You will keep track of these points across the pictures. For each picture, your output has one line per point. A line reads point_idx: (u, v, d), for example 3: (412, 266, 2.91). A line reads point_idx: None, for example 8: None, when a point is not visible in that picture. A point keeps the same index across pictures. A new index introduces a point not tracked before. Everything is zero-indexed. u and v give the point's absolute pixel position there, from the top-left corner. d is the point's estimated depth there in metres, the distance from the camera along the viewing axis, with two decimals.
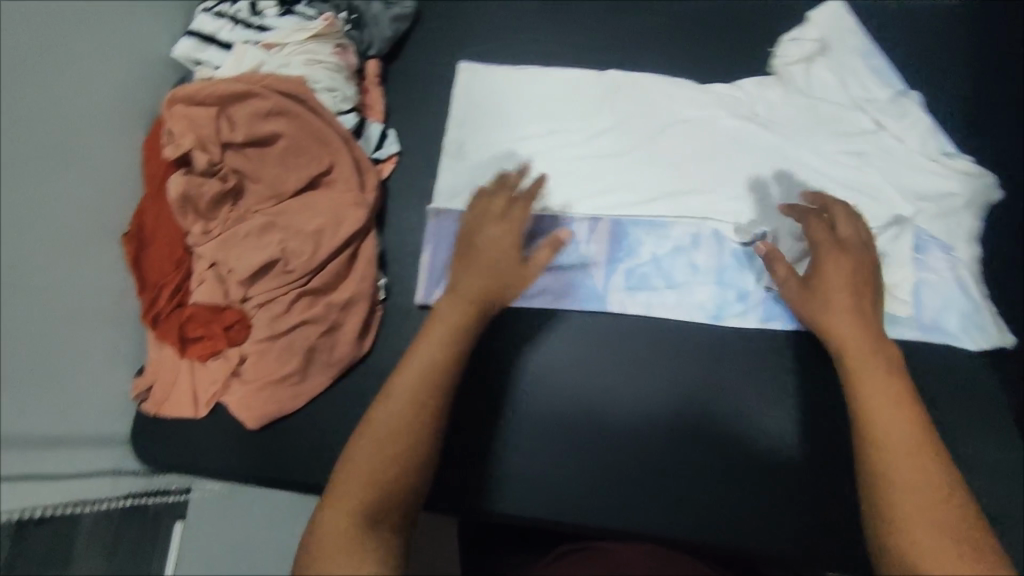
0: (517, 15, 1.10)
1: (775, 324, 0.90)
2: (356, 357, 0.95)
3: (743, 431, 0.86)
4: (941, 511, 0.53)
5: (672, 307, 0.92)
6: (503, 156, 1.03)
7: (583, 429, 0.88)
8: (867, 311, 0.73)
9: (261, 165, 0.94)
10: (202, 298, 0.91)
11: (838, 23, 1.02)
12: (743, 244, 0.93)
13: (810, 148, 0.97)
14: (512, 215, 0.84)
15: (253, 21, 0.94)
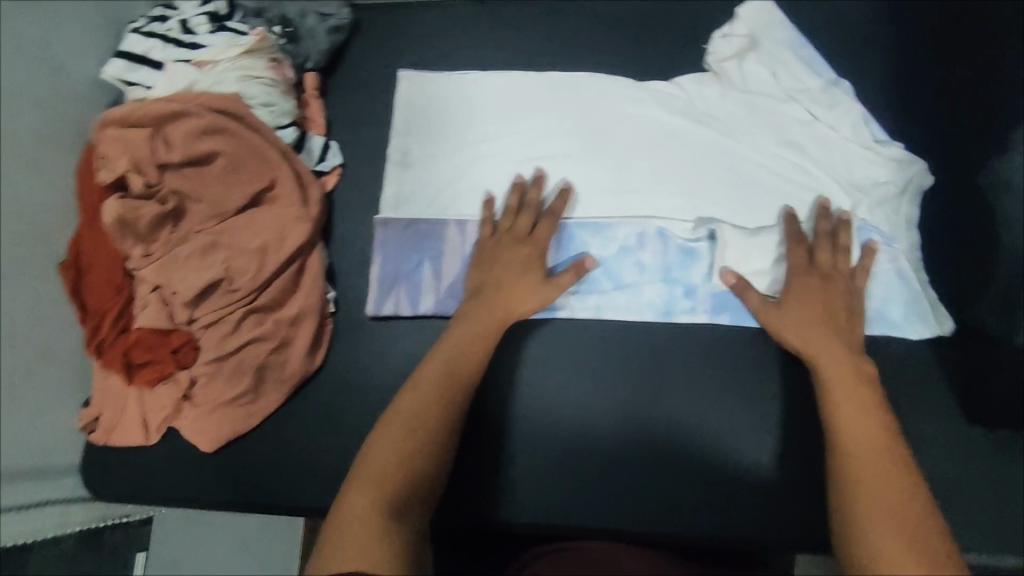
0: (467, 16, 0.95)
1: (722, 319, 0.80)
2: (310, 372, 0.83)
3: (726, 431, 0.78)
4: (875, 436, 0.60)
5: (621, 310, 0.82)
6: (455, 167, 0.88)
7: (575, 431, 0.79)
8: (829, 300, 0.73)
9: (200, 185, 0.82)
10: (146, 323, 0.80)
11: (764, 14, 0.88)
12: (690, 241, 0.82)
13: (746, 142, 0.85)
14: (537, 233, 0.79)
15: (184, 39, 0.85)
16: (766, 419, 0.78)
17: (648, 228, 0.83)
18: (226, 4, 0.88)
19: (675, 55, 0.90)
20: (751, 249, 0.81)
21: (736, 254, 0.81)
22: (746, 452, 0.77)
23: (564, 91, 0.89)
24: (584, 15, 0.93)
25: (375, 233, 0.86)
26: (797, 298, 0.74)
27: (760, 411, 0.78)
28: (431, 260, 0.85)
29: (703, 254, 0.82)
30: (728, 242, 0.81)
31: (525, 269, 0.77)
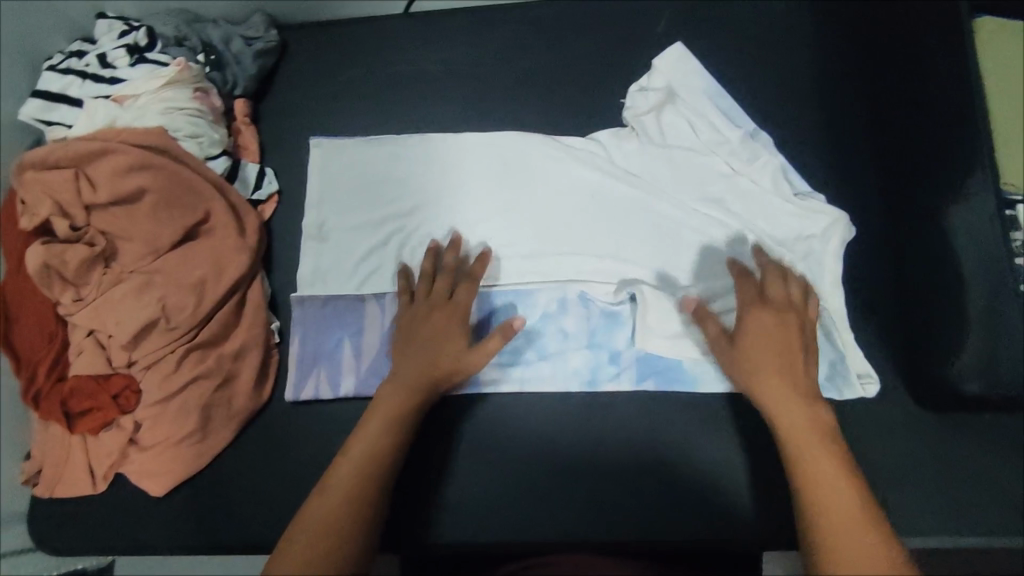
0: (397, 34, 0.94)
1: (647, 386, 0.79)
2: (258, 406, 0.81)
3: (679, 452, 0.77)
4: (848, 502, 0.55)
5: (545, 382, 0.80)
6: (380, 225, 0.86)
7: (531, 459, 0.78)
8: (785, 334, 0.66)
9: (130, 223, 0.79)
10: (83, 369, 0.77)
11: (679, 63, 0.86)
12: (611, 305, 0.81)
13: (667, 199, 0.83)
14: (456, 297, 0.76)
15: (104, 73, 0.83)
16: (714, 410, 0.78)
17: (569, 292, 0.82)
18: (145, 34, 0.85)
19: (609, 60, 0.90)
20: (672, 309, 0.79)
21: (657, 315, 0.79)
22: (698, 440, 0.78)
23: (488, 141, 0.87)
24: (516, 25, 0.92)
25: (293, 312, 0.84)
26: (751, 335, 0.67)
27: (710, 403, 0.79)
28: (351, 337, 0.82)
29: (625, 317, 0.81)
30: (647, 306, 0.79)
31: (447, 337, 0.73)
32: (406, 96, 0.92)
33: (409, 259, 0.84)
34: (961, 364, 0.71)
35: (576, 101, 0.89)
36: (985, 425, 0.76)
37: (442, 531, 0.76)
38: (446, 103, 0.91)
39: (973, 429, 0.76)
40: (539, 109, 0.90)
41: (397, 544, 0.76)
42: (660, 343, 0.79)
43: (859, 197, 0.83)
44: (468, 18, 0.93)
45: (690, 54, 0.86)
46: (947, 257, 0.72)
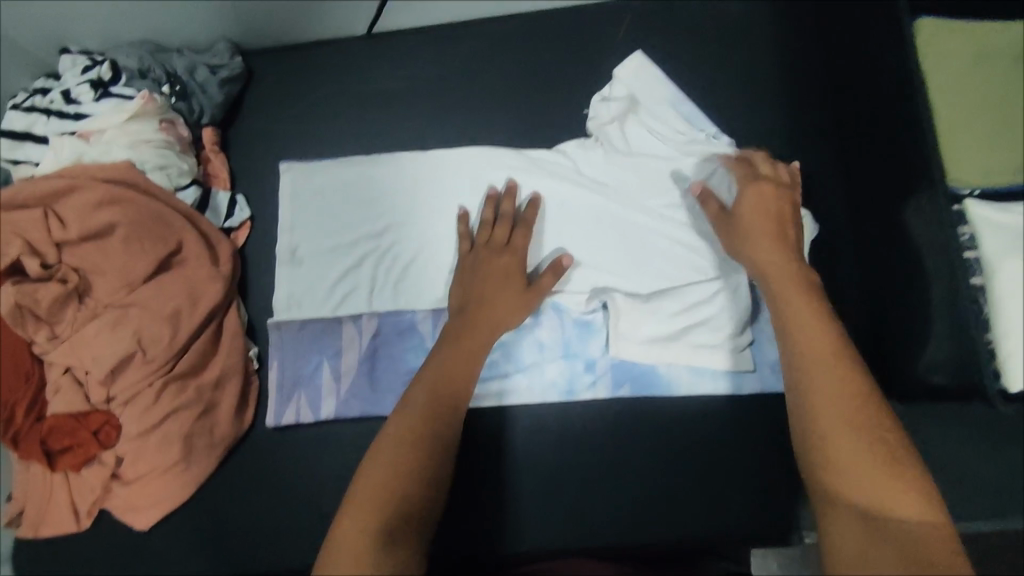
0: (361, 53, 0.95)
1: (622, 392, 0.80)
2: (239, 435, 0.82)
3: (709, 443, 0.80)
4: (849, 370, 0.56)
5: (524, 395, 0.81)
6: (353, 245, 0.86)
7: (578, 462, 0.80)
8: (775, 208, 0.73)
9: (102, 258, 0.80)
10: (61, 406, 0.77)
11: (639, 72, 0.87)
12: (584, 313, 0.82)
13: (635, 206, 0.84)
14: (513, 242, 0.80)
15: (69, 109, 0.83)
16: (688, 409, 0.81)
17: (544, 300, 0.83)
18: (109, 68, 0.84)
19: (572, 72, 0.92)
20: (643, 317, 0.80)
21: (628, 322, 0.80)
22: (676, 438, 0.80)
23: (457, 156, 0.88)
24: (479, 39, 0.94)
25: (271, 337, 0.84)
26: (751, 204, 0.74)
27: (685, 402, 0.81)
28: (329, 360, 0.83)
29: (598, 325, 0.82)
30: (620, 313, 0.80)
31: (506, 281, 0.77)
32: (375, 115, 0.93)
33: (382, 276, 0.85)
34: (930, 357, 0.74)
35: (543, 113, 0.91)
36: (955, 413, 0.78)
37: (522, 539, 0.78)
38: (414, 120, 0.92)
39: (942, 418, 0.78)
40: (508, 121, 0.91)
41: (463, 552, 0.78)
42: (634, 350, 0.80)
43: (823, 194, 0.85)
44: (430, 34, 0.94)
45: (651, 63, 0.87)
46: (914, 253, 0.76)
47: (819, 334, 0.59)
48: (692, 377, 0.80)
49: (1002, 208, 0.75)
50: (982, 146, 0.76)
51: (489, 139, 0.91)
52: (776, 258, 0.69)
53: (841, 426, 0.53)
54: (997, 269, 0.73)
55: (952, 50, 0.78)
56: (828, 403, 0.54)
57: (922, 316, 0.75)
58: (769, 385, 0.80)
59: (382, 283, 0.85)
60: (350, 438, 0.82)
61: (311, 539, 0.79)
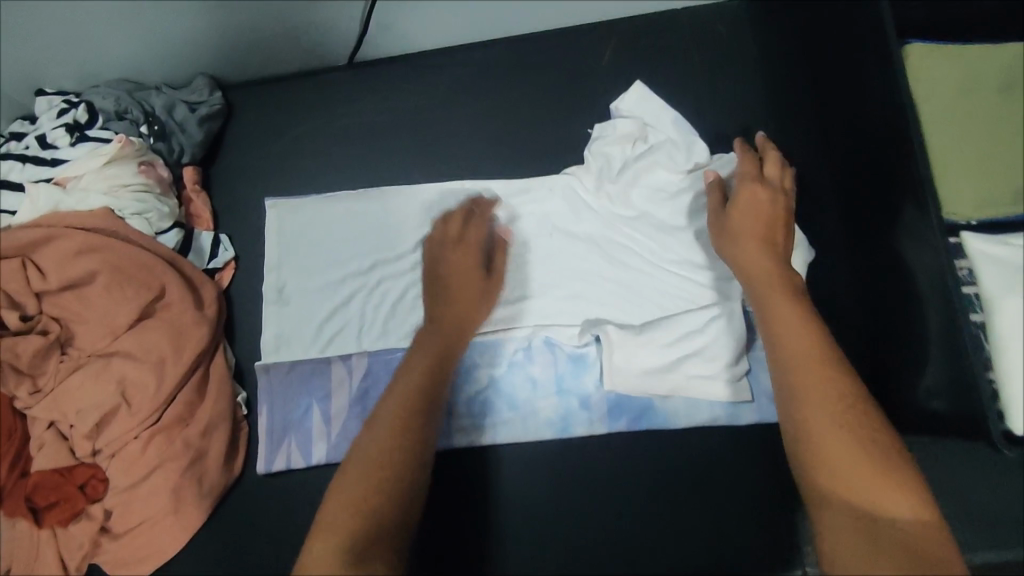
0: (341, 87, 0.93)
1: (618, 427, 0.79)
2: (230, 481, 0.80)
3: (708, 477, 0.78)
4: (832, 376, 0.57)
5: (518, 434, 0.79)
6: (339, 283, 0.85)
7: (575, 501, 0.78)
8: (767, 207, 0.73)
9: (84, 307, 0.78)
10: (45, 462, 0.75)
11: (640, 102, 0.86)
12: (577, 347, 0.81)
13: (628, 233, 0.83)
14: (468, 235, 0.78)
15: (44, 155, 0.80)
16: (686, 441, 0.79)
17: (539, 328, 0.81)
18: (85, 110, 0.82)
19: (555, 99, 0.91)
20: (636, 348, 0.79)
21: (623, 355, 0.79)
22: (674, 470, 0.78)
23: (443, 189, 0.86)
24: (460, 66, 0.93)
25: (259, 381, 0.83)
26: (743, 209, 0.73)
27: (683, 435, 0.79)
28: (319, 403, 0.82)
29: (592, 359, 0.81)
30: (611, 345, 0.79)
31: (468, 271, 0.76)
32: (359, 148, 0.92)
33: (373, 314, 0.84)
34: (927, 384, 0.73)
35: (528, 142, 0.90)
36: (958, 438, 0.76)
37: None
38: (396, 152, 0.91)
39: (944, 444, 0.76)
40: (492, 150, 0.90)
41: None
42: (630, 385, 0.78)
43: (814, 216, 0.85)
44: (411, 64, 0.93)
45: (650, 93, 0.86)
46: (909, 276, 0.74)
47: (807, 343, 0.60)
48: (689, 408, 0.79)
49: (998, 242, 0.72)
50: (977, 175, 0.74)
51: (476, 168, 0.89)
52: (761, 261, 0.69)
53: (824, 431, 0.54)
54: (996, 305, 0.70)
55: (945, 76, 0.76)
56: (815, 409, 0.55)
57: (921, 343, 0.74)
58: (765, 415, 0.79)
59: (370, 321, 0.83)
60: None
61: None
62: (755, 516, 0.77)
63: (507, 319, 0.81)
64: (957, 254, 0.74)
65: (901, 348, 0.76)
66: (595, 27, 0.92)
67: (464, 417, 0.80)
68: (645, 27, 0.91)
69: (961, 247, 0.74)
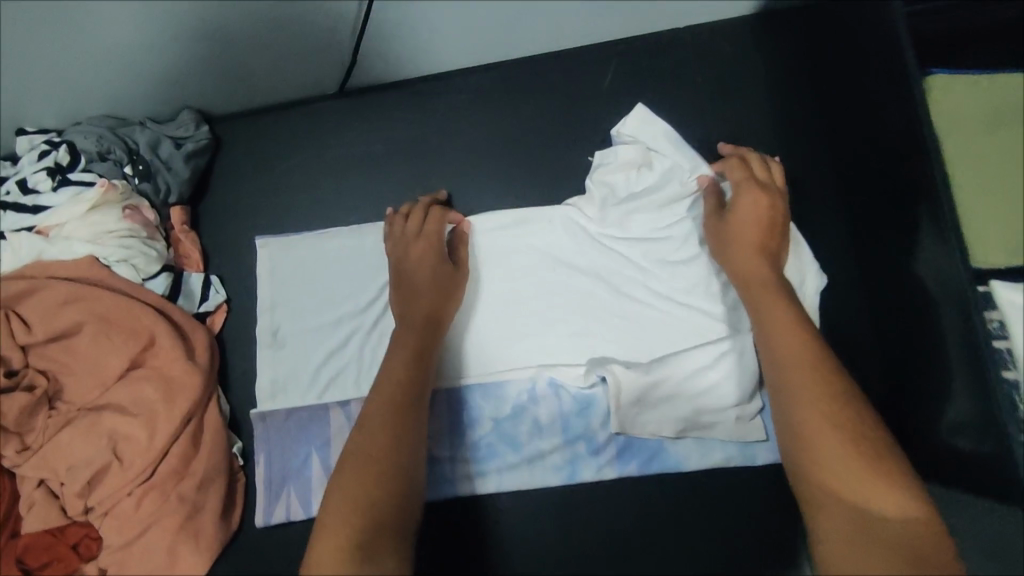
0: (331, 117, 0.90)
1: (629, 471, 0.76)
2: (227, 536, 0.77)
3: (721, 522, 0.75)
4: (822, 376, 0.58)
5: (525, 479, 0.77)
6: (334, 325, 0.82)
7: (583, 547, 0.76)
8: (767, 216, 0.72)
9: (72, 360, 0.75)
10: (36, 522, 0.73)
11: (646, 123, 0.81)
12: (584, 389, 0.78)
13: (633, 264, 0.80)
14: (427, 229, 0.78)
15: (26, 201, 0.77)
16: (700, 484, 0.76)
17: (545, 367, 0.78)
18: (66, 151, 0.78)
19: (553, 125, 0.87)
20: (646, 389, 0.75)
21: (631, 398, 0.75)
22: (686, 513, 0.76)
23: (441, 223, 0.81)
24: (454, 93, 0.89)
25: (256, 430, 0.80)
26: (739, 216, 0.73)
27: (695, 478, 0.76)
28: (318, 451, 0.79)
29: (598, 401, 0.78)
30: (619, 387, 0.75)
31: (424, 259, 0.76)
32: (352, 181, 0.88)
33: (369, 358, 0.80)
34: (952, 418, 0.70)
35: (527, 171, 0.86)
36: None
37: None
38: (389, 183, 0.88)
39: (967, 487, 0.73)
40: (489, 180, 0.86)
41: None
42: (641, 429, 0.75)
43: (833, 243, 0.80)
44: (403, 91, 0.89)
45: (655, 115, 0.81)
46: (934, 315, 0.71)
47: (800, 346, 0.60)
48: (700, 451, 0.76)
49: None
50: (1003, 219, 0.71)
51: (474, 202, 0.86)
52: (754, 267, 0.70)
53: (821, 429, 0.54)
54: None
55: (970, 109, 0.74)
56: (811, 408, 0.56)
57: (944, 377, 0.70)
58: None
59: (367, 364, 0.80)
60: None
61: None
62: (769, 560, 0.74)
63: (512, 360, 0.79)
64: (986, 304, 0.69)
65: (925, 383, 0.73)
66: (594, 48, 0.88)
67: (470, 461, 0.78)
68: (646, 47, 0.87)
69: (990, 295, 0.69)
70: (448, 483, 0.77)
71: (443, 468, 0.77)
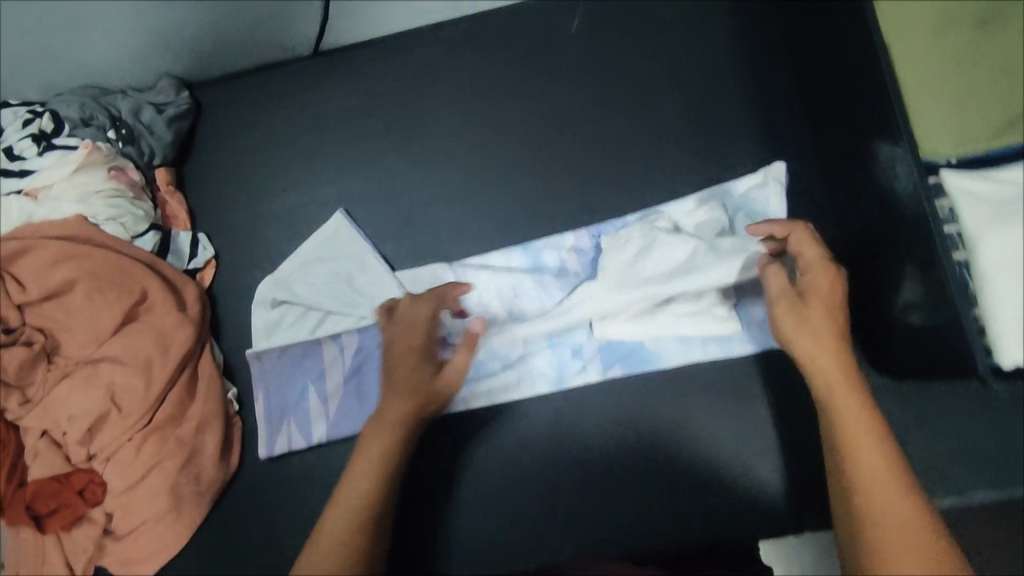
0: (308, 75, 0.93)
1: (613, 373, 0.79)
2: (227, 477, 0.81)
3: (704, 428, 0.77)
4: (881, 455, 0.56)
5: (513, 390, 0.80)
6: (331, 282, 0.84)
7: (570, 459, 0.78)
8: (823, 301, 0.67)
9: (68, 317, 0.78)
10: (41, 470, 0.76)
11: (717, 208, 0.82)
12: (564, 301, 0.81)
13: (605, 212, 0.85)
14: (411, 317, 0.76)
15: (13, 167, 0.80)
16: (681, 388, 0.78)
17: (520, 277, 0.83)
18: (50, 120, 0.82)
19: (523, 71, 0.90)
20: (623, 292, 0.80)
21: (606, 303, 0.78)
22: (668, 426, 0.78)
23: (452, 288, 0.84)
24: (427, 47, 0.92)
25: (252, 367, 0.83)
26: (810, 301, 0.67)
27: (674, 376, 0.79)
28: (314, 383, 0.82)
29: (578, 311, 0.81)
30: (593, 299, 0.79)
31: (416, 365, 0.72)
32: (330, 138, 0.91)
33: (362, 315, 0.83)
34: (905, 298, 0.73)
35: (499, 117, 0.89)
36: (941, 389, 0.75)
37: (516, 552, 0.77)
38: (370, 136, 0.91)
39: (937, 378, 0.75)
40: (465, 128, 0.89)
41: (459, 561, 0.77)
42: (620, 329, 0.79)
43: (800, 152, 0.83)
44: (377, 47, 0.92)
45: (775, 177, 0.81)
46: (892, 210, 0.74)
47: (885, 458, 0.56)
48: (683, 352, 0.79)
49: (976, 177, 0.70)
50: (955, 113, 0.72)
51: (450, 151, 0.89)
52: (825, 352, 0.64)
53: (899, 542, 0.52)
54: (977, 242, 0.69)
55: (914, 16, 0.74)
56: (891, 528, 0.52)
57: (902, 259, 0.73)
58: (759, 345, 0.78)
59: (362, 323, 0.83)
60: (333, 470, 0.80)
61: None
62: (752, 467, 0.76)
63: (489, 277, 0.83)
64: (937, 193, 0.72)
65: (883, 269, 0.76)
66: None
67: None
68: None
69: (940, 186, 0.72)
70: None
71: None
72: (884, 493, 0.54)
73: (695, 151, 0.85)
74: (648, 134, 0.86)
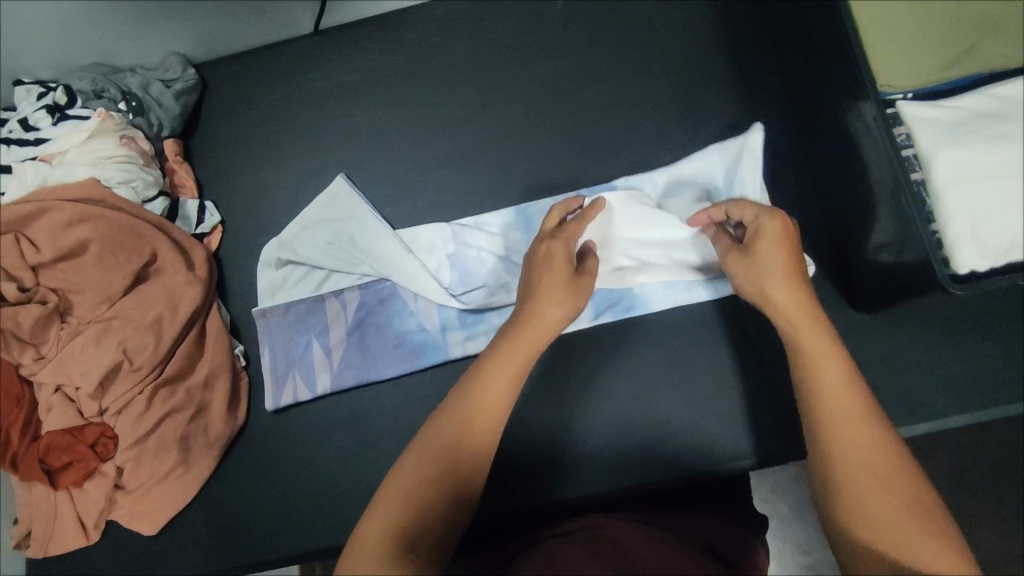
0: (309, 52, 0.97)
1: (604, 317, 0.83)
2: (234, 431, 0.84)
3: (693, 369, 0.81)
4: (845, 378, 0.54)
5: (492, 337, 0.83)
6: (335, 239, 0.88)
7: (569, 404, 0.81)
8: (790, 246, 0.63)
9: (80, 277, 0.80)
10: (55, 425, 0.78)
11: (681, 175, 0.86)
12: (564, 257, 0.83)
13: (595, 171, 0.89)
14: (566, 229, 0.72)
15: (29, 136, 0.83)
16: (668, 329, 0.82)
17: (510, 237, 0.87)
18: (64, 92, 0.85)
19: (512, 45, 0.94)
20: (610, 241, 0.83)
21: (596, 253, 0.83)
22: (654, 367, 0.81)
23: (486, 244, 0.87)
24: (422, 23, 0.96)
25: (258, 325, 0.88)
26: (757, 242, 0.64)
27: (662, 316, 0.83)
28: (318, 338, 0.86)
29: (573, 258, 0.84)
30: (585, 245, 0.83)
31: (559, 264, 0.68)
32: (330, 111, 0.95)
33: (364, 271, 0.87)
34: (877, 239, 0.75)
35: (491, 85, 0.93)
36: (911, 324, 0.79)
37: (522, 499, 0.78)
38: (370, 109, 0.95)
39: (908, 312, 0.79)
40: (460, 99, 0.94)
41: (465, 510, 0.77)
42: (608, 276, 0.83)
43: (773, 109, 0.88)
44: (375, 25, 0.97)
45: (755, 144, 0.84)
46: (855, 149, 0.76)
47: (846, 387, 0.53)
48: (670, 298, 0.82)
49: (931, 105, 0.71)
50: (915, 49, 0.74)
51: (446, 119, 0.93)
52: (788, 287, 0.60)
53: (871, 490, 0.49)
54: (934, 162, 0.69)
55: None
56: (853, 461, 0.50)
57: (869, 198, 0.75)
58: None
59: (366, 276, 0.87)
60: (338, 419, 0.84)
61: (315, 522, 0.80)
62: (742, 406, 0.79)
63: (483, 237, 0.87)
64: (894, 122, 0.73)
65: (852, 212, 0.79)
66: None
67: (439, 333, 0.84)
68: None
69: (898, 116, 0.72)
70: (431, 347, 0.84)
71: (432, 340, 0.84)
72: (851, 436, 0.51)
73: (677, 110, 0.89)
74: (632, 97, 0.90)
